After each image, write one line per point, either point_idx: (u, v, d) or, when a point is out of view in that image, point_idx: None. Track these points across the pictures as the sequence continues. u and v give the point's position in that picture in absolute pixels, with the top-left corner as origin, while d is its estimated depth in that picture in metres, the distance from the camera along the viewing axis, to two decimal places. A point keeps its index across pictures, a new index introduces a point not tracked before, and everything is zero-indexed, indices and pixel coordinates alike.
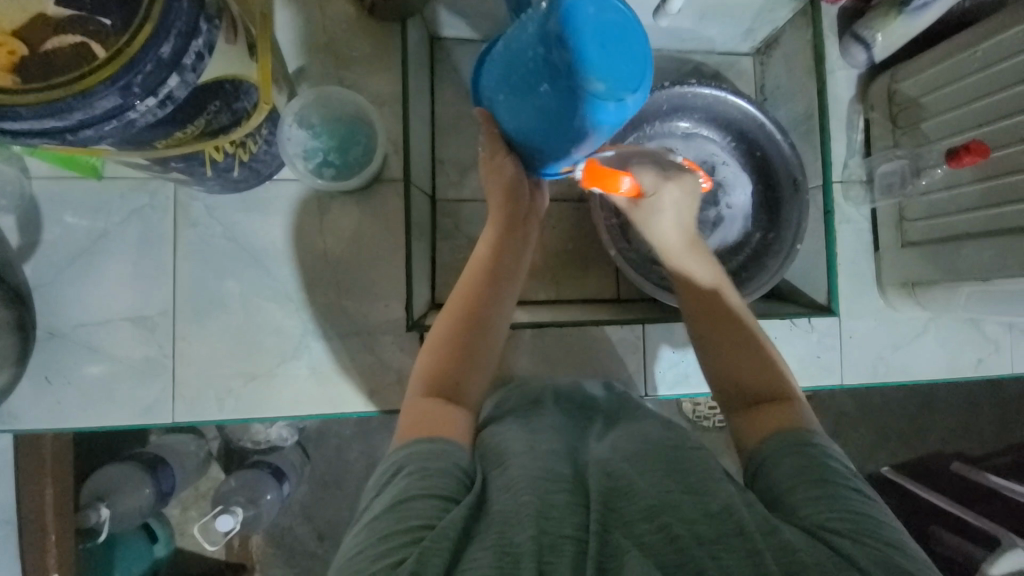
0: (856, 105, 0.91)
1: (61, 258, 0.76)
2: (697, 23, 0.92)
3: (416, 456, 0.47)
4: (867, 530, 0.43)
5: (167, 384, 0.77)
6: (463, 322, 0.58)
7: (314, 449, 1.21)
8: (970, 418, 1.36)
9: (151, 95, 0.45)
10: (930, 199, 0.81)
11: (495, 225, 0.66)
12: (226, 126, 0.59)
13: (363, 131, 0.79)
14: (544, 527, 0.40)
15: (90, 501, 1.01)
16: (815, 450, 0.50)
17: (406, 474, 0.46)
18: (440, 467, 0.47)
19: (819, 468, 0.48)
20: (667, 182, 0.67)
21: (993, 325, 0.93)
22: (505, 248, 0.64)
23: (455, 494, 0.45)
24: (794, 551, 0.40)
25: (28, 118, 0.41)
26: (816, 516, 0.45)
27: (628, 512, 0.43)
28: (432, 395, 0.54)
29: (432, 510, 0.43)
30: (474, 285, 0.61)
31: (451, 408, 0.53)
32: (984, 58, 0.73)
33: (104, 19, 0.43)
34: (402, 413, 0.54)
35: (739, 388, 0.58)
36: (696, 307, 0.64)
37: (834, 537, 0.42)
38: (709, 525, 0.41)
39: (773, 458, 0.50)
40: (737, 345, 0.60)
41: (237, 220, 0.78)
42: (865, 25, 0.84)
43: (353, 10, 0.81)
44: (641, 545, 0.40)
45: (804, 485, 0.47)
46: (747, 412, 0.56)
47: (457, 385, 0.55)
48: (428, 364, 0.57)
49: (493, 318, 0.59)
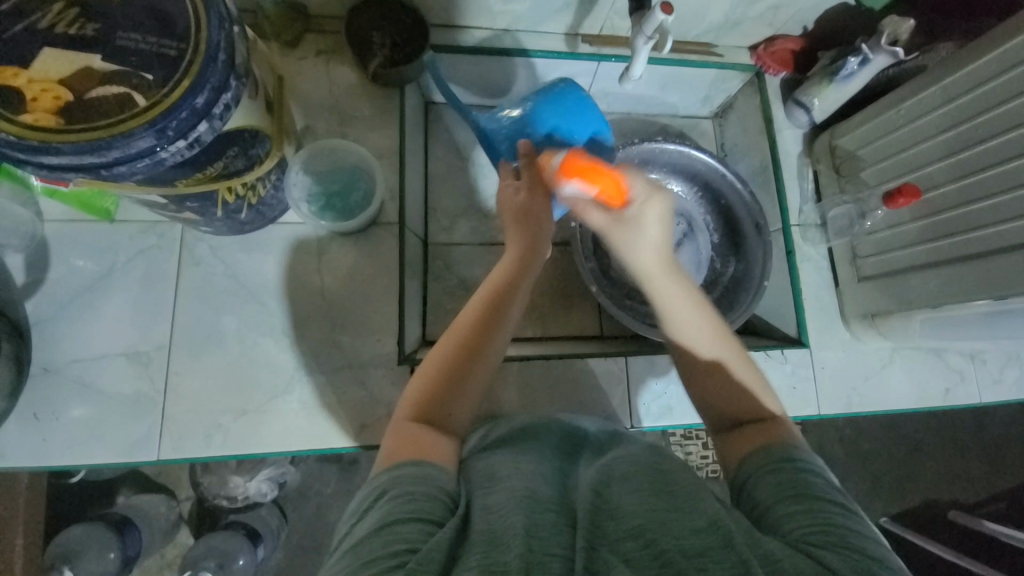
0: (804, 159, 1.03)
1: (64, 296, 0.78)
2: (660, 91, 1.05)
3: (403, 479, 0.49)
4: (841, 541, 0.44)
5: (156, 419, 0.77)
6: (461, 348, 0.61)
7: (294, 507, 1.16)
8: (957, 464, 1.37)
9: (181, 138, 0.52)
10: (877, 237, 0.91)
11: (513, 254, 0.68)
12: (240, 170, 0.65)
13: (363, 179, 0.86)
14: (530, 545, 0.41)
15: (54, 561, 0.99)
16: (794, 467, 0.51)
17: (390, 497, 0.47)
18: (425, 491, 0.48)
19: (799, 484, 0.50)
20: (658, 196, 0.63)
21: (955, 355, 0.98)
22: (520, 284, 0.66)
23: (442, 518, 0.46)
24: (776, 560, 0.41)
25: (67, 153, 0.47)
26: (795, 530, 0.45)
27: (612, 530, 0.44)
28: (420, 421, 0.56)
29: (418, 533, 0.43)
30: (478, 313, 0.63)
31: (438, 436, 0.55)
32: (905, 115, 0.85)
33: (146, 74, 0.50)
34: (386, 436, 0.56)
35: (726, 413, 0.61)
36: (695, 372, 0.64)
37: (813, 549, 0.43)
38: (693, 540, 0.42)
39: (754, 478, 0.52)
40: (727, 378, 0.62)
41: (239, 260, 0.82)
42: (804, 92, 0.97)
43: (358, 77, 0.91)
44: (627, 562, 0.41)
45: (781, 503, 0.48)
46: (735, 432, 0.59)
47: (442, 413, 0.58)
48: (421, 389, 0.59)
49: (492, 344, 0.62)
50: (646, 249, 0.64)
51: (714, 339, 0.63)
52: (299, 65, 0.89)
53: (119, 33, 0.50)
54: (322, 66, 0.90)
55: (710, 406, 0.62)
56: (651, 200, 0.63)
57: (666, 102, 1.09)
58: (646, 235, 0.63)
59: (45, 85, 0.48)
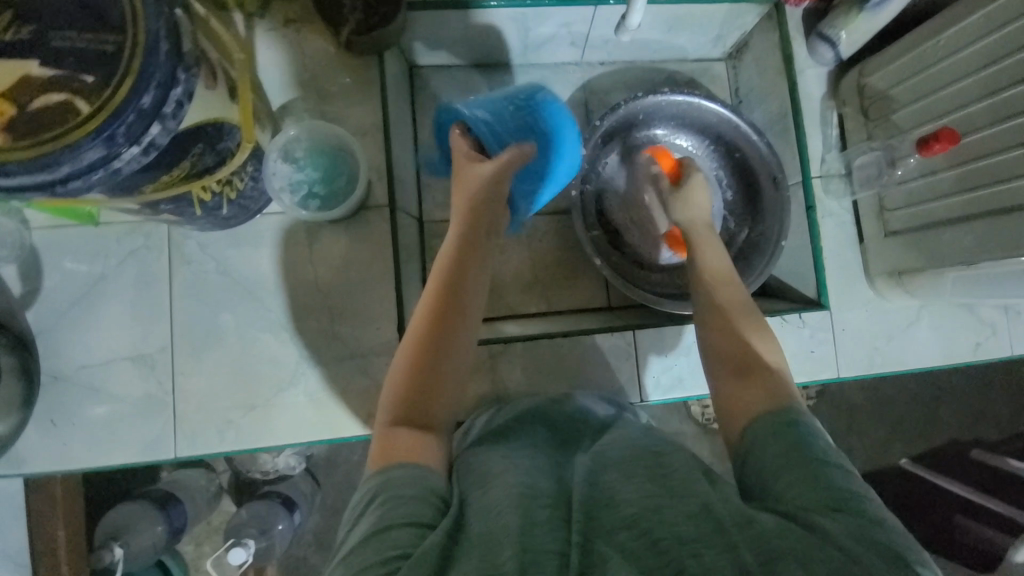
0: (827, 102, 0.93)
1: (61, 304, 0.78)
2: (666, 34, 0.95)
3: (393, 483, 0.47)
4: (842, 504, 0.42)
5: (168, 419, 0.78)
6: (433, 323, 0.58)
7: (323, 475, 1.21)
8: (984, 404, 1.34)
9: (134, 143, 0.48)
10: (908, 188, 0.83)
11: (462, 221, 0.65)
12: (210, 167, 0.61)
13: (346, 161, 0.81)
14: (524, 544, 0.40)
15: (104, 540, 1.05)
16: (798, 427, 0.49)
17: (380, 502, 0.46)
18: (414, 493, 0.46)
19: (801, 447, 0.47)
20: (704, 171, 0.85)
21: (988, 308, 0.92)
22: (479, 250, 0.63)
23: (433, 519, 0.44)
24: (770, 539, 0.40)
25: (19, 174, 0.44)
26: (795, 498, 0.44)
27: (607, 520, 0.43)
28: (398, 422, 0.54)
29: (410, 538, 0.42)
30: (444, 287, 0.60)
31: (425, 438, 0.53)
32: (947, 45, 0.75)
33: (86, 75, 0.45)
34: (371, 442, 0.53)
35: (734, 358, 0.59)
36: (706, 306, 0.66)
37: (815, 517, 0.41)
38: (688, 526, 0.41)
39: (758, 440, 0.50)
40: (735, 318, 0.63)
41: (229, 255, 0.80)
42: (829, 24, 0.85)
43: (333, 46, 0.83)
44: (622, 551, 0.40)
45: (784, 470, 0.46)
46: (738, 382, 0.57)
47: (422, 411, 0.55)
48: (402, 381, 0.56)
49: (462, 329, 0.59)
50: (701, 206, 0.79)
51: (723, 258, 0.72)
52: (268, 38, 0.82)
53: (54, 35, 0.46)
54: (293, 36, 0.83)
55: (716, 355, 0.61)
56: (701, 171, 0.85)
57: (673, 45, 0.99)
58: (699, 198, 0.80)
59: None
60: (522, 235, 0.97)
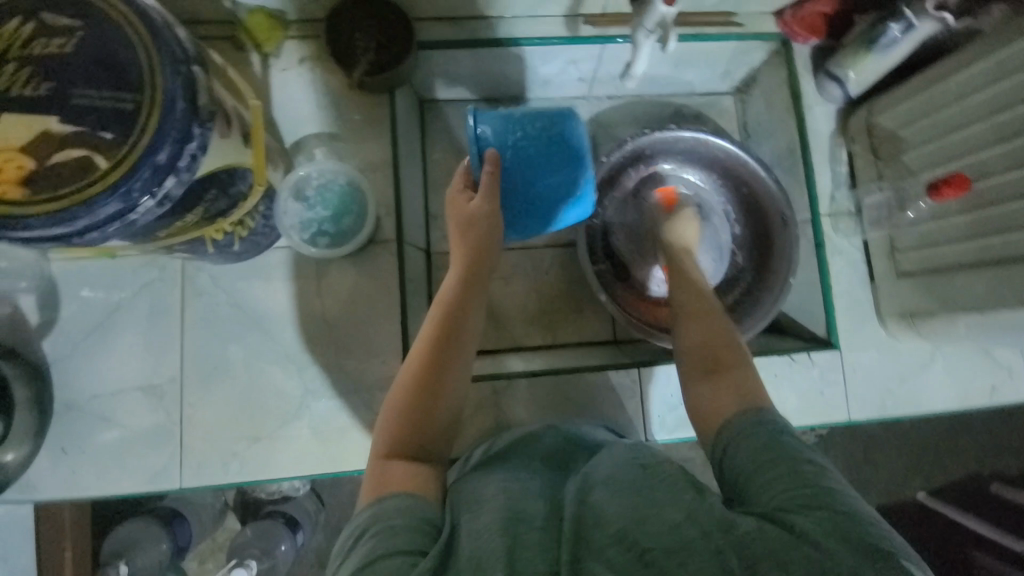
0: (837, 138, 0.92)
1: (76, 334, 0.80)
2: (674, 69, 0.96)
3: (384, 513, 0.46)
4: (820, 499, 0.42)
5: (175, 449, 0.79)
6: (434, 339, 0.59)
7: (327, 495, 1.20)
8: (1003, 437, 1.30)
9: (148, 195, 0.49)
10: (921, 231, 0.82)
11: (463, 240, 0.66)
12: (224, 210, 0.63)
13: (356, 199, 0.83)
14: (513, 568, 0.39)
15: (109, 557, 1.07)
16: (772, 428, 0.50)
17: (372, 533, 0.45)
18: (406, 522, 0.45)
19: (778, 448, 0.47)
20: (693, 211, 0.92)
21: (1005, 350, 0.90)
22: (476, 289, 0.64)
23: (423, 546, 0.43)
24: (752, 542, 0.40)
25: (36, 228, 0.46)
26: (776, 498, 0.44)
27: (597, 539, 0.41)
28: (394, 456, 0.52)
29: (401, 565, 0.41)
30: (446, 308, 0.61)
31: (418, 466, 0.52)
32: (956, 90, 0.74)
33: (106, 133, 0.47)
34: (365, 472, 0.52)
35: (707, 354, 0.61)
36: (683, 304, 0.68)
37: (795, 519, 0.41)
38: (673, 536, 0.40)
39: (733, 442, 0.50)
40: (707, 318, 0.65)
41: (240, 287, 0.82)
42: (837, 64, 0.86)
43: (345, 83, 0.85)
44: (608, 563, 0.39)
45: (760, 471, 0.46)
46: (713, 378, 0.58)
47: (421, 441, 0.54)
48: (402, 406, 0.56)
49: (458, 355, 0.59)
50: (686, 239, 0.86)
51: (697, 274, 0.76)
52: (282, 77, 0.84)
53: (74, 92, 0.47)
54: (307, 74, 0.85)
55: (691, 347, 0.63)
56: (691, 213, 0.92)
57: (681, 80, 1.00)
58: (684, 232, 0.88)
59: (7, 154, 0.46)
60: (528, 268, 0.97)
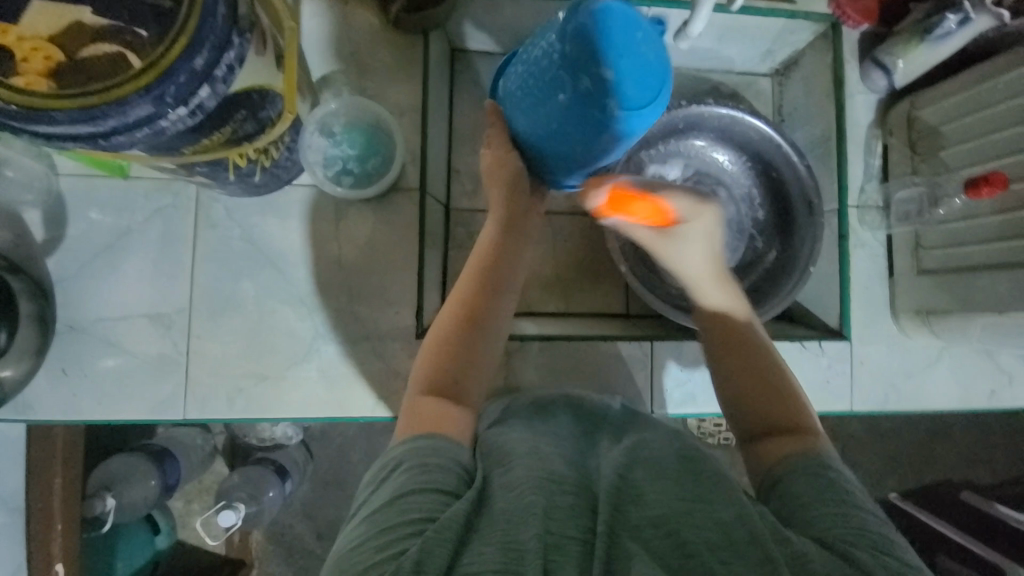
0: (874, 130, 0.90)
1: (83, 254, 0.77)
2: (716, 43, 0.93)
3: (416, 451, 0.47)
4: (874, 545, 0.43)
5: (180, 381, 0.78)
6: (472, 293, 0.59)
7: (316, 449, 1.22)
8: (980, 446, 1.33)
9: (181, 104, 0.47)
10: (947, 228, 0.81)
11: (498, 209, 0.66)
12: (251, 134, 0.60)
13: (382, 140, 0.80)
14: (548, 527, 0.40)
15: (97, 489, 1.04)
16: (826, 471, 0.48)
17: (405, 469, 0.45)
18: (440, 463, 0.46)
19: (832, 489, 0.47)
20: (705, 206, 0.64)
21: (1008, 356, 0.91)
22: (508, 251, 0.63)
23: (457, 490, 0.44)
24: (806, 560, 0.40)
25: (61, 122, 0.42)
26: (821, 528, 0.44)
27: (635, 517, 0.42)
28: (431, 393, 0.53)
29: (435, 503, 0.42)
30: (483, 268, 0.61)
31: (453, 406, 0.53)
32: (1006, 88, 0.73)
33: (141, 31, 0.45)
34: (401, 410, 0.53)
35: (760, 413, 0.55)
36: (721, 347, 0.60)
37: (847, 547, 0.42)
38: (718, 533, 0.41)
39: (785, 478, 0.49)
40: (753, 361, 0.58)
41: (255, 223, 0.79)
42: (887, 51, 0.83)
43: (377, 21, 0.82)
44: (648, 550, 0.40)
45: (812, 504, 0.46)
46: (762, 438, 0.54)
47: (455, 382, 0.55)
48: (436, 353, 0.56)
49: (493, 314, 0.59)
50: (699, 257, 0.64)
51: (727, 293, 0.63)
52: (312, 6, 0.80)
53: None
54: (338, 7, 0.81)
55: (736, 404, 0.57)
56: (700, 211, 0.64)
57: (722, 56, 0.97)
58: (695, 247, 0.64)
59: (35, 43, 0.43)
60: (548, 233, 0.96)
